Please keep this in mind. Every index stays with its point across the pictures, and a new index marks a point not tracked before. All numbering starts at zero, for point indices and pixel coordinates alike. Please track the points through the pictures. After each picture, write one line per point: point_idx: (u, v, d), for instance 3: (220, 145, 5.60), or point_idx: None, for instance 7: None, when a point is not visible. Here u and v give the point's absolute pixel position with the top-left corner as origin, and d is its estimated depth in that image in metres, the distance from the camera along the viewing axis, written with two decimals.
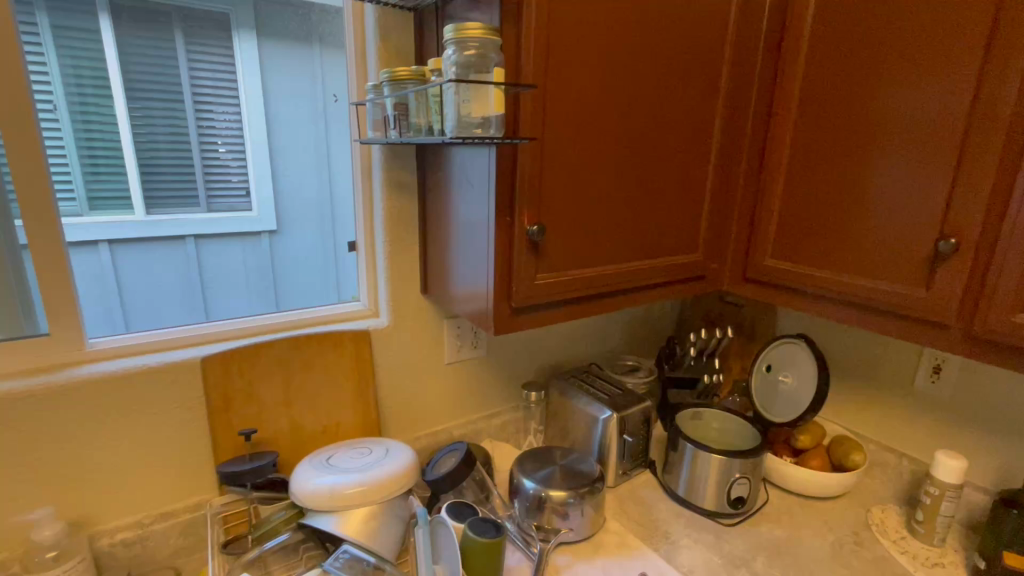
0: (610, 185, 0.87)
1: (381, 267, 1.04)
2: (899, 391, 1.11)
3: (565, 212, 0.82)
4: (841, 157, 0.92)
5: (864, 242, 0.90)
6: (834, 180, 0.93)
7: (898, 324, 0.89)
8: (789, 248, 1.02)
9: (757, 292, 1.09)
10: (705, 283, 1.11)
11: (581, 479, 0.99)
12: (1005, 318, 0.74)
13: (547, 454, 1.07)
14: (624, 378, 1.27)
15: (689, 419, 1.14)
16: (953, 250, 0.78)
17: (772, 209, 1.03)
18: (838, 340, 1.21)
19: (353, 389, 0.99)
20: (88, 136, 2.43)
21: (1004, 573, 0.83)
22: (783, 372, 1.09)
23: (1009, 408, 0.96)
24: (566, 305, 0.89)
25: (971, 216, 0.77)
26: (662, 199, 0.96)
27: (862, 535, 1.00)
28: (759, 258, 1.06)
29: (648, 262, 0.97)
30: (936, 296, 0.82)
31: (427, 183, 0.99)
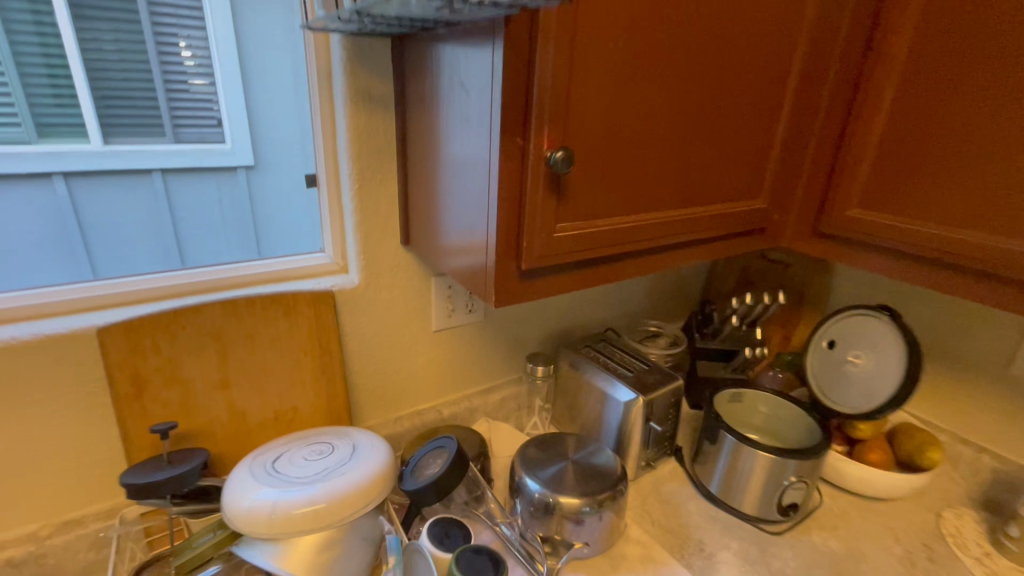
0: (666, 98, 0.61)
1: (348, 209, 0.79)
2: (988, 375, 0.91)
3: (600, 134, 0.57)
4: (1012, 59, 0.62)
5: (1002, 187, 0.65)
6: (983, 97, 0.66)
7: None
8: (888, 193, 0.77)
9: (830, 250, 0.86)
10: (766, 239, 0.87)
11: (601, 479, 0.79)
12: None
13: (557, 445, 0.88)
14: (646, 348, 1.06)
15: (728, 402, 0.95)
16: None
17: (869, 142, 0.78)
18: (913, 311, 1.00)
19: (313, 365, 0.78)
20: (44, 51, 2.00)
21: None
22: (852, 351, 0.87)
23: None
24: (596, 267, 0.66)
25: None
26: (728, 123, 0.70)
27: (935, 548, 0.83)
28: (842, 206, 0.82)
29: (702, 209, 0.73)
30: None
31: (407, 95, 0.72)
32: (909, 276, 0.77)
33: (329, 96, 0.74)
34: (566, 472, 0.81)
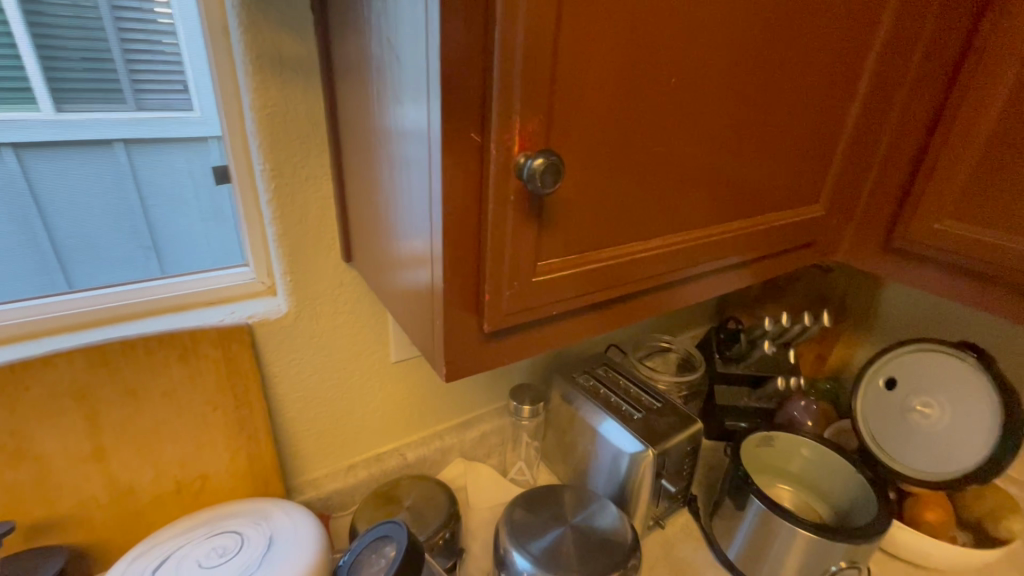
0: (705, 66, 0.40)
1: (265, 216, 0.59)
2: None
3: (600, 125, 0.37)
4: None
5: None
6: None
7: None
8: (1003, 201, 0.54)
9: (905, 270, 0.65)
10: (818, 252, 0.67)
11: (609, 554, 0.62)
12: None
13: (552, 502, 0.71)
14: (657, 376, 0.88)
15: (755, 449, 0.77)
16: None
17: (979, 127, 0.55)
18: (989, 338, 0.80)
19: (223, 419, 0.60)
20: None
21: None
22: (923, 397, 0.70)
23: None
24: (593, 310, 0.46)
25: None
26: (789, 102, 0.49)
27: None
28: (925, 214, 0.61)
29: (744, 221, 0.52)
30: None
31: (334, 59, 0.51)
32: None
33: (226, 57, 0.52)
34: (564, 543, 0.64)
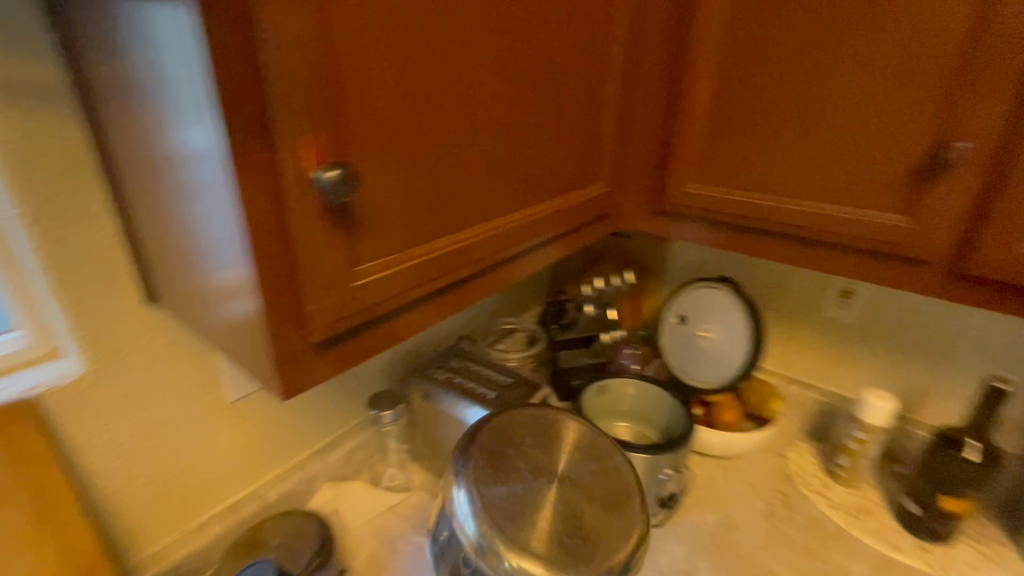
0: (476, 77, 0.46)
1: (26, 267, 0.50)
2: (806, 320, 1.00)
3: (385, 137, 0.40)
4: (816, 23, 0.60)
5: (823, 153, 0.64)
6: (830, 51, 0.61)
7: (848, 260, 0.68)
8: (724, 165, 0.72)
9: (673, 227, 0.81)
10: (609, 223, 0.80)
11: (615, 519, 0.59)
12: (1010, 249, 0.56)
13: (533, 450, 0.63)
14: (506, 356, 0.95)
15: (595, 397, 0.90)
16: (959, 163, 0.56)
17: (698, 111, 0.72)
18: (742, 271, 1.03)
19: (14, 515, 0.50)
20: None
21: (940, 517, 0.78)
22: (703, 325, 0.89)
23: (929, 334, 0.88)
24: (424, 303, 0.50)
25: (987, 109, 0.54)
26: (555, 100, 0.58)
27: (786, 491, 0.88)
28: (679, 181, 0.77)
29: (543, 203, 0.61)
30: (922, 224, 0.60)
31: (90, 83, 0.46)
32: (762, 250, 0.74)
33: None
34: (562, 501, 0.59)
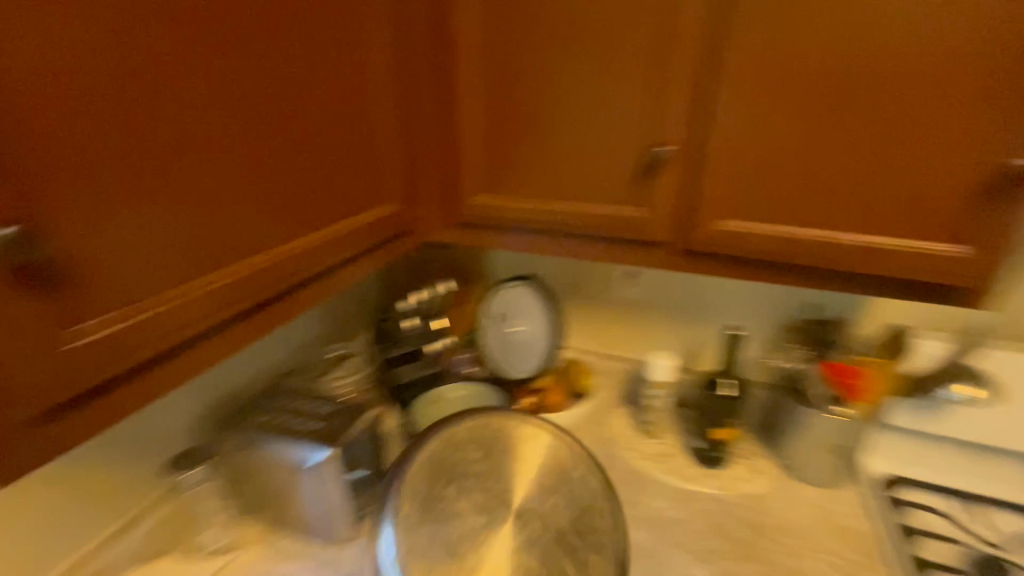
0: (193, 122, 0.46)
1: None
2: (606, 303, 1.14)
3: (77, 180, 0.39)
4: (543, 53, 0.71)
5: (571, 161, 0.75)
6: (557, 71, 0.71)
7: (609, 249, 0.80)
8: (498, 176, 0.80)
9: (468, 236, 0.87)
10: (406, 241, 0.84)
11: (579, 538, 0.66)
12: (711, 227, 0.71)
13: (484, 490, 0.67)
14: (334, 385, 0.93)
15: (431, 406, 0.96)
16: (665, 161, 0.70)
17: (467, 131, 0.79)
18: (551, 268, 1.14)
19: None
20: None
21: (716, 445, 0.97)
22: (516, 321, 1.04)
23: (694, 300, 1.07)
24: (173, 354, 0.49)
25: (674, 118, 0.69)
26: (322, 126, 0.59)
27: (606, 455, 1.00)
28: (464, 194, 0.83)
29: (316, 232, 0.62)
30: (652, 213, 0.74)
31: None
32: (541, 249, 0.83)
33: None
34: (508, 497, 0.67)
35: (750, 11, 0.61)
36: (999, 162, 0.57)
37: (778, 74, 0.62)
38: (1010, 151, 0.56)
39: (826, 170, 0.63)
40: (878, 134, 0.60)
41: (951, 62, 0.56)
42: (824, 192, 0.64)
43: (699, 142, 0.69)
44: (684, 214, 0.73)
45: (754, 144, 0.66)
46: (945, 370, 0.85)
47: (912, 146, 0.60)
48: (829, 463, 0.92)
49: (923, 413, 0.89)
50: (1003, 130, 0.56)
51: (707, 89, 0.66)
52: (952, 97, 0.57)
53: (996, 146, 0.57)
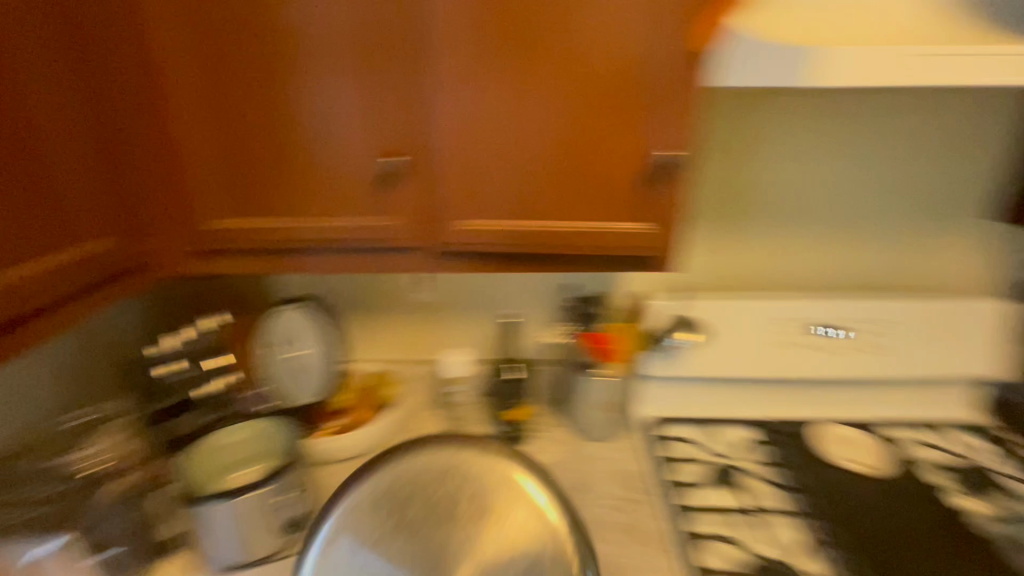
0: None
1: None
2: (400, 309, 1.13)
3: None
4: (264, 75, 0.71)
5: (313, 179, 0.76)
6: (279, 89, 0.72)
7: (373, 259, 0.82)
8: (241, 200, 0.77)
9: (220, 266, 0.81)
10: (140, 278, 0.76)
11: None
12: (455, 227, 0.77)
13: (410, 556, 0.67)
14: (83, 453, 0.82)
15: (205, 457, 0.86)
16: (401, 171, 0.74)
17: (197, 156, 0.75)
18: (340, 283, 1.10)
19: None
20: None
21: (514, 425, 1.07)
22: (295, 345, 0.99)
23: (482, 294, 1.12)
24: None
25: (401, 133, 0.73)
26: None
27: None
28: (207, 220, 0.78)
29: None
30: (402, 220, 0.77)
31: None
32: (304, 267, 0.82)
33: None
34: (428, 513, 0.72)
35: (445, 36, 0.69)
36: (646, 157, 0.72)
37: (478, 91, 0.71)
38: (651, 147, 0.71)
39: (530, 171, 0.74)
40: (563, 140, 0.72)
41: (598, 78, 0.69)
42: (532, 190, 0.75)
43: (427, 152, 0.74)
44: (429, 218, 0.78)
45: (476, 150, 0.74)
46: (673, 324, 1.05)
47: (586, 148, 0.72)
48: (608, 418, 1.06)
49: (669, 361, 1.08)
50: (644, 132, 0.71)
51: (425, 103, 0.72)
52: (604, 107, 0.70)
53: (644, 144, 0.71)
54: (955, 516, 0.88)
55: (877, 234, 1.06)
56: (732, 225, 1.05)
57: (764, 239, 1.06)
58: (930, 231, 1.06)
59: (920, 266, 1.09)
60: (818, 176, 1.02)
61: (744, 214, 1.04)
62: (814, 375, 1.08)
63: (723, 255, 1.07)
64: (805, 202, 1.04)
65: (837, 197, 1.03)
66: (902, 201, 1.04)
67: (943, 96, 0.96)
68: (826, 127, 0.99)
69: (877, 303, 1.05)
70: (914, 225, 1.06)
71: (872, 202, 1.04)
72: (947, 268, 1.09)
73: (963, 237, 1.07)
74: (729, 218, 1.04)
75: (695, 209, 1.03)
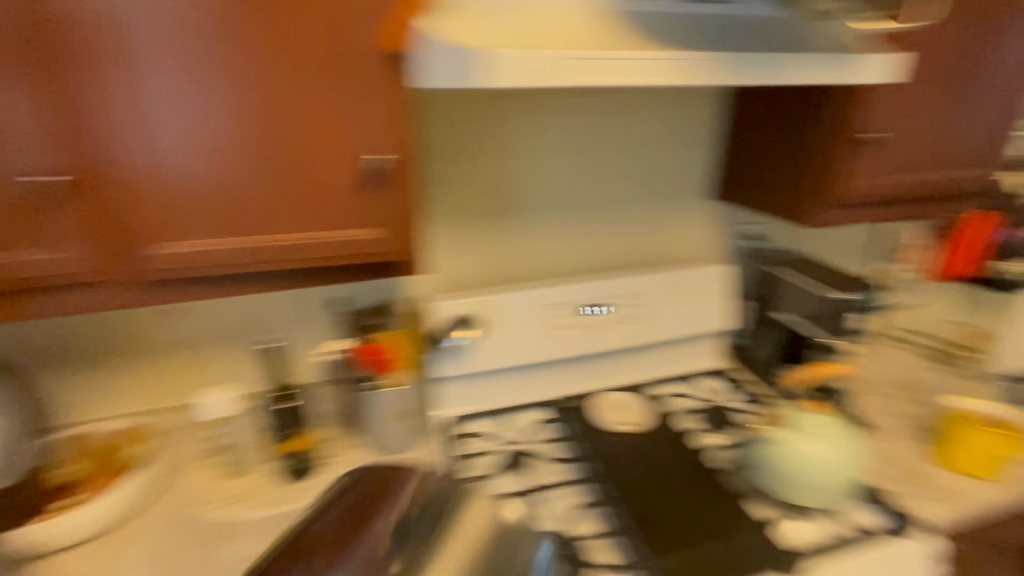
0: None
1: None
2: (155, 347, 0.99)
3: None
4: None
5: None
6: None
7: (56, 300, 0.69)
8: None
9: None
10: None
11: None
12: (153, 252, 0.68)
13: None
14: None
15: None
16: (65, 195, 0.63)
17: None
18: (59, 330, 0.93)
19: None
20: None
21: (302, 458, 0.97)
22: None
23: (247, 319, 1.02)
24: None
25: (53, 149, 0.61)
26: None
27: (180, 521, 0.87)
28: None
29: None
30: (82, 252, 0.66)
31: None
32: None
33: None
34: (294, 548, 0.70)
35: (86, 32, 0.59)
36: (355, 161, 0.71)
37: (142, 95, 0.62)
38: (359, 151, 0.71)
39: (233, 183, 0.69)
40: (263, 148, 0.68)
41: (286, 82, 0.66)
42: (240, 205, 0.70)
43: (97, 170, 0.63)
44: (119, 247, 0.67)
45: (161, 165, 0.65)
46: (452, 323, 1.05)
47: (292, 157, 0.69)
48: (405, 428, 1.01)
49: (455, 361, 1.08)
50: (347, 136, 0.70)
51: (80, 114, 0.61)
52: (301, 111, 0.68)
53: (352, 147, 0.71)
54: (693, 455, 1.01)
55: (616, 217, 1.19)
56: (490, 221, 1.10)
57: (522, 232, 1.13)
58: (657, 210, 1.23)
59: (656, 242, 1.25)
60: (557, 169, 1.11)
61: (500, 211, 1.10)
62: (592, 351, 1.17)
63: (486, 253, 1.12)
64: (551, 194, 1.12)
65: (579, 187, 1.14)
66: (632, 186, 1.18)
67: (644, 93, 1.12)
68: (556, 124, 1.08)
69: (624, 278, 1.17)
70: (645, 206, 1.21)
71: (608, 188, 1.16)
72: (676, 239, 1.28)
73: (683, 213, 1.26)
74: (485, 216, 1.09)
75: (447, 211, 1.06)
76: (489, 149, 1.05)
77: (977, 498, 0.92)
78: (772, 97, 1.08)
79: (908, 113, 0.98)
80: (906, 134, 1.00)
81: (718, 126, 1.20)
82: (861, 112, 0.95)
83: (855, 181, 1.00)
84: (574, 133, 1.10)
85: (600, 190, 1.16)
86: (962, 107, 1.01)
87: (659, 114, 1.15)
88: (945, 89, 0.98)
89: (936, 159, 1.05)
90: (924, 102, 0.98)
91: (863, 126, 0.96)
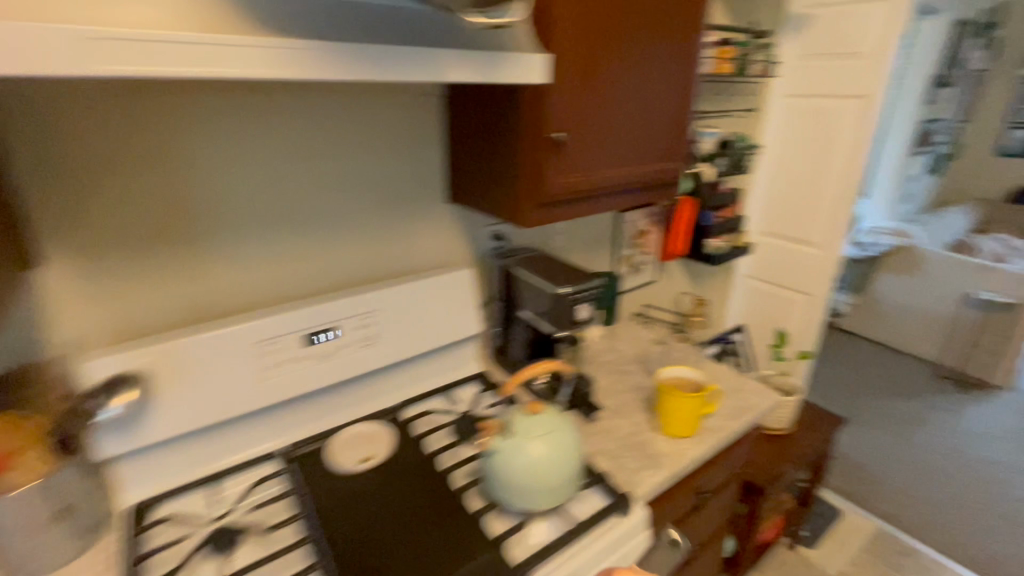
0: None
1: None
2: None
3: None
4: None
5: None
6: None
7: None
8: None
9: None
10: None
11: None
12: None
13: None
14: None
15: None
16: None
17: None
18: None
19: None
20: None
21: None
22: None
23: None
24: None
25: None
26: None
27: None
28: None
29: None
30: None
31: None
32: None
33: None
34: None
35: None
36: None
37: None
38: None
39: None
40: None
41: None
42: None
43: None
44: None
45: None
46: (114, 382, 0.81)
47: None
48: (56, 537, 0.75)
49: (132, 432, 0.85)
50: None
51: None
52: None
53: None
54: (435, 474, 0.95)
55: (330, 228, 1.07)
56: (152, 249, 0.90)
57: (211, 256, 0.96)
58: (382, 217, 1.14)
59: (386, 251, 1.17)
60: (236, 180, 0.94)
61: (176, 235, 0.91)
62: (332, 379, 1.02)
63: (158, 285, 0.92)
64: (237, 210, 0.96)
65: (274, 199, 0.99)
66: (344, 194, 1.07)
67: (339, 89, 1.00)
68: (225, 126, 0.90)
69: (347, 295, 1.04)
70: (366, 214, 1.11)
71: (313, 198, 1.03)
72: (411, 246, 1.21)
73: (413, 216, 1.19)
74: (144, 243, 0.89)
75: (80, 242, 0.83)
76: (131, 160, 0.84)
77: (684, 456, 1.04)
78: (478, 91, 1.04)
79: (601, 106, 1.00)
80: (602, 128, 1.02)
81: (432, 127, 1.16)
82: (556, 106, 0.93)
83: (562, 174, 1.00)
84: (255, 137, 0.94)
85: (303, 200, 1.03)
86: (646, 103, 1.08)
87: (364, 113, 1.05)
88: (630, 85, 1.03)
89: (632, 151, 1.11)
90: (613, 96, 1.01)
91: (560, 119, 0.95)
